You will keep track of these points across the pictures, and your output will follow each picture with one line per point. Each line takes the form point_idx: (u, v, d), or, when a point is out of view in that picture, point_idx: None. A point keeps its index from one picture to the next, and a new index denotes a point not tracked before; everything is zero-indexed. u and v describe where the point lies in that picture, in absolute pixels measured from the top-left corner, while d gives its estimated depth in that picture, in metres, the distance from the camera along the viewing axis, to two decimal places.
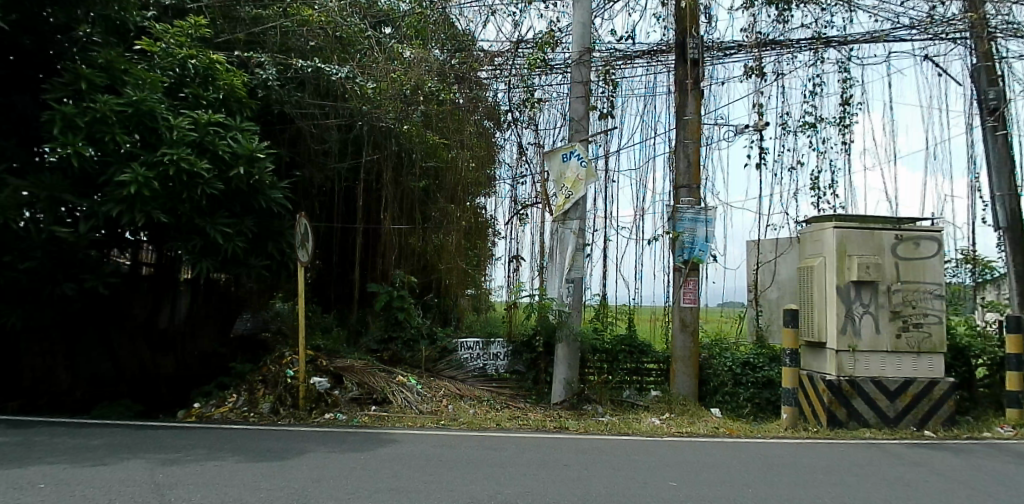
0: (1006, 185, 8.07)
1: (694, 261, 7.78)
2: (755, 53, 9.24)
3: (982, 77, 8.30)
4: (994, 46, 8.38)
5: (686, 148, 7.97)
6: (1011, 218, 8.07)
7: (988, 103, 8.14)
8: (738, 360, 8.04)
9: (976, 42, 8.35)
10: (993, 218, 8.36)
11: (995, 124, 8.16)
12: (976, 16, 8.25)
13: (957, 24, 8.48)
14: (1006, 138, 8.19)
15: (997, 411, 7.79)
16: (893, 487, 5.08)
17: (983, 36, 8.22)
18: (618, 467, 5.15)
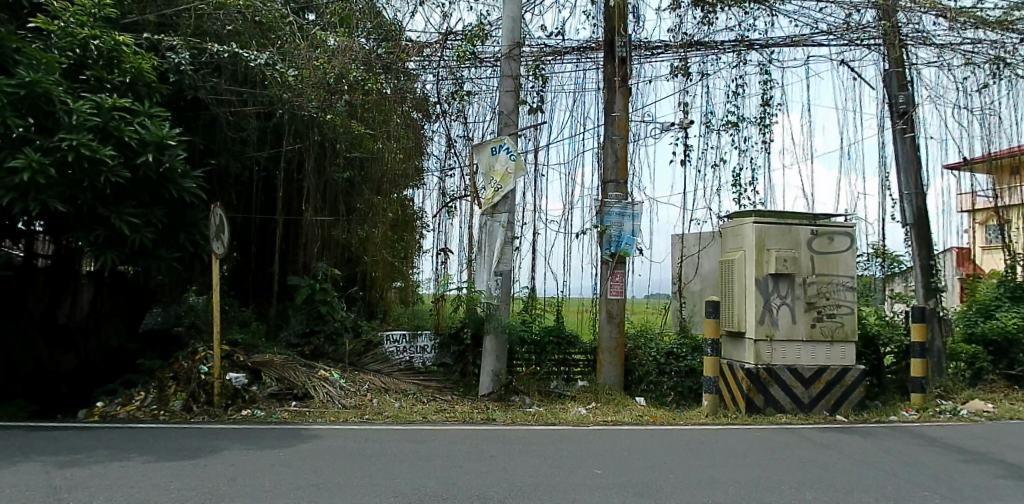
0: (914, 184, 8.67)
1: (621, 254, 7.97)
2: (681, 53, 9.51)
3: (894, 82, 8.86)
4: (905, 53, 8.95)
5: (614, 144, 8.13)
6: (918, 215, 8.68)
7: (898, 107, 8.70)
8: (662, 350, 8.28)
9: (888, 49, 8.89)
10: (901, 215, 8.98)
11: (904, 127, 8.73)
12: (888, 24, 8.77)
13: (871, 31, 8.95)
14: (914, 140, 8.77)
15: (901, 396, 8.38)
16: (797, 468, 5.38)
17: (895, 43, 8.78)
18: (543, 456, 5.23)
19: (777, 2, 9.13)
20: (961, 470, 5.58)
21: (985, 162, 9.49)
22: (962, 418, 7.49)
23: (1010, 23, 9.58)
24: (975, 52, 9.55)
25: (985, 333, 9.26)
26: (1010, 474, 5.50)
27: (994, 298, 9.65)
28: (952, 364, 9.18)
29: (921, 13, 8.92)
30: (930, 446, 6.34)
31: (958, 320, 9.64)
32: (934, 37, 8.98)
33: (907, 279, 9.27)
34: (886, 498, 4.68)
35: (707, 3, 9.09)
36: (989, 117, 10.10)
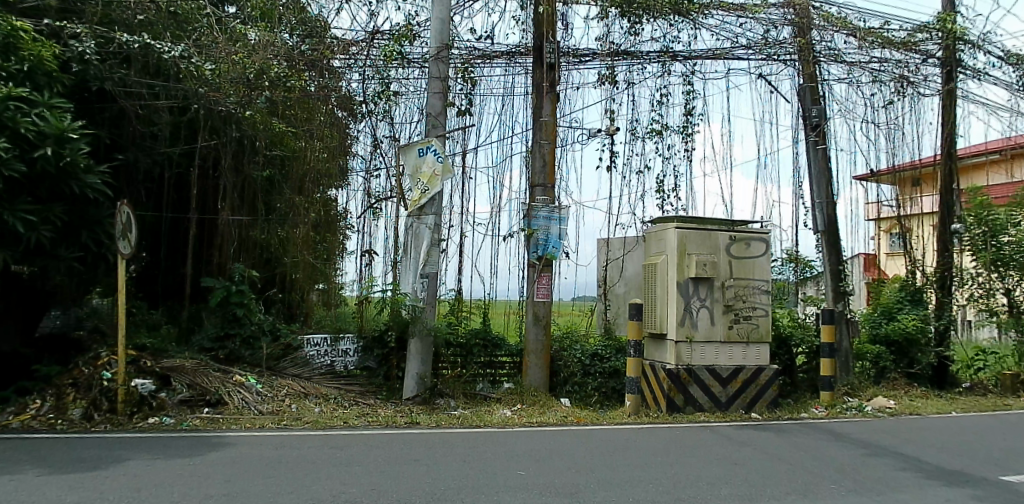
0: (824, 193, 9.31)
1: (547, 257, 8.07)
2: (608, 61, 9.74)
3: (807, 96, 9.41)
4: (818, 69, 9.53)
5: (542, 148, 8.24)
6: (828, 222, 9.31)
7: (811, 120, 9.26)
8: (587, 352, 8.44)
9: (802, 65, 9.44)
10: (812, 222, 9.58)
11: (816, 139, 9.31)
12: (803, 41, 9.31)
13: (787, 47, 9.43)
14: (826, 152, 9.34)
15: (811, 393, 8.91)
16: (710, 466, 5.60)
17: (808, 60, 9.35)
18: (466, 459, 5.25)
19: (700, 16, 9.50)
20: (860, 463, 5.96)
21: (889, 174, 10.21)
22: (866, 414, 8.05)
23: (913, 44, 10.31)
24: (882, 70, 10.24)
25: (887, 334, 10.03)
26: (907, 466, 5.93)
27: (897, 302, 10.32)
28: (858, 363, 9.83)
29: (832, 33, 9.53)
30: (835, 441, 6.75)
31: (864, 322, 10.33)
32: (845, 55, 9.59)
33: (818, 283, 9.77)
34: (794, 492, 4.94)
35: (633, 13, 9.36)
36: (894, 132, 10.85)
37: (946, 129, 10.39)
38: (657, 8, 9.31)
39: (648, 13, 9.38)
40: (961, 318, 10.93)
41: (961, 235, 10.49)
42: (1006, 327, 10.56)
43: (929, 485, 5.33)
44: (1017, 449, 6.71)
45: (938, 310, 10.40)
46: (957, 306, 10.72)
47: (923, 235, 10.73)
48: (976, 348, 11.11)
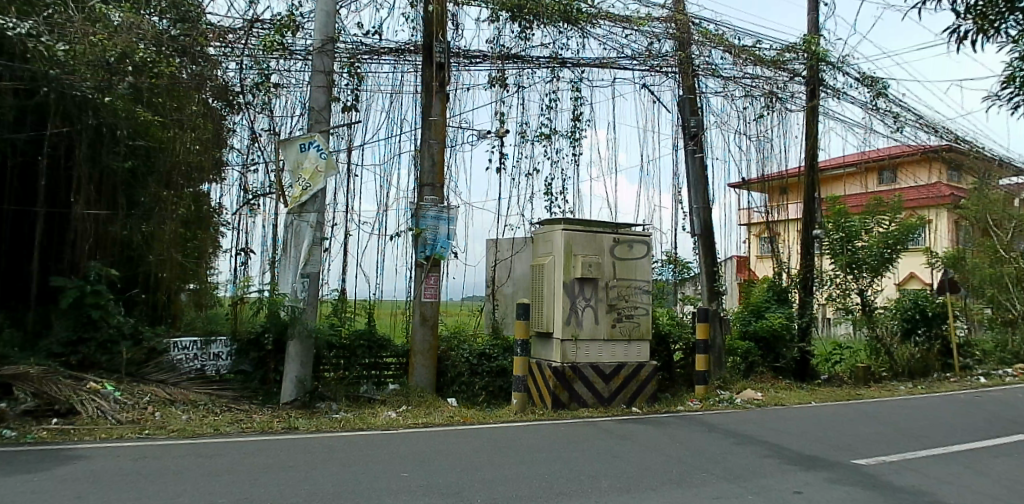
0: (701, 199, 10.03)
1: (435, 257, 8.05)
2: (498, 64, 9.86)
3: (687, 107, 10.07)
4: (697, 82, 10.19)
5: (431, 148, 8.21)
6: (704, 226, 10.03)
7: (690, 130, 9.96)
8: (475, 352, 8.46)
9: (683, 77, 10.06)
10: (690, 225, 10.27)
11: (694, 148, 10.02)
12: (683, 55, 9.91)
13: (669, 59, 9.96)
14: (702, 160, 10.07)
15: (688, 387, 9.46)
16: (590, 461, 5.80)
17: (688, 73, 9.99)
18: (349, 463, 5.14)
19: (587, 25, 9.86)
20: (728, 453, 6.40)
21: (760, 183, 11.05)
22: (736, 406, 8.65)
23: (780, 63, 11.24)
24: (754, 86, 11.06)
25: (756, 330, 10.87)
26: (772, 453, 6.45)
27: (765, 301, 11.25)
28: (730, 358, 10.59)
29: (710, 48, 10.18)
30: (706, 432, 7.21)
31: (736, 320, 11.20)
32: (721, 71, 10.29)
33: (695, 284, 10.37)
34: (669, 482, 5.23)
35: (524, 18, 9.53)
36: (763, 143, 11.76)
37: (810, 143, 11.41)
38: (546, 15, 9.54)
39: (538, 19, 9.59)
40: (822, 316, 12.12)
41: (820, 240, 11.62)
42: (859, 324, 12.18)
43: (790, 470, 5.83)
44: (864, 435, 7.49)
45: (801, 309, 11.36)
46: (818, 304, 11.85)
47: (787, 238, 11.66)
48: (835, 343, 12.27)
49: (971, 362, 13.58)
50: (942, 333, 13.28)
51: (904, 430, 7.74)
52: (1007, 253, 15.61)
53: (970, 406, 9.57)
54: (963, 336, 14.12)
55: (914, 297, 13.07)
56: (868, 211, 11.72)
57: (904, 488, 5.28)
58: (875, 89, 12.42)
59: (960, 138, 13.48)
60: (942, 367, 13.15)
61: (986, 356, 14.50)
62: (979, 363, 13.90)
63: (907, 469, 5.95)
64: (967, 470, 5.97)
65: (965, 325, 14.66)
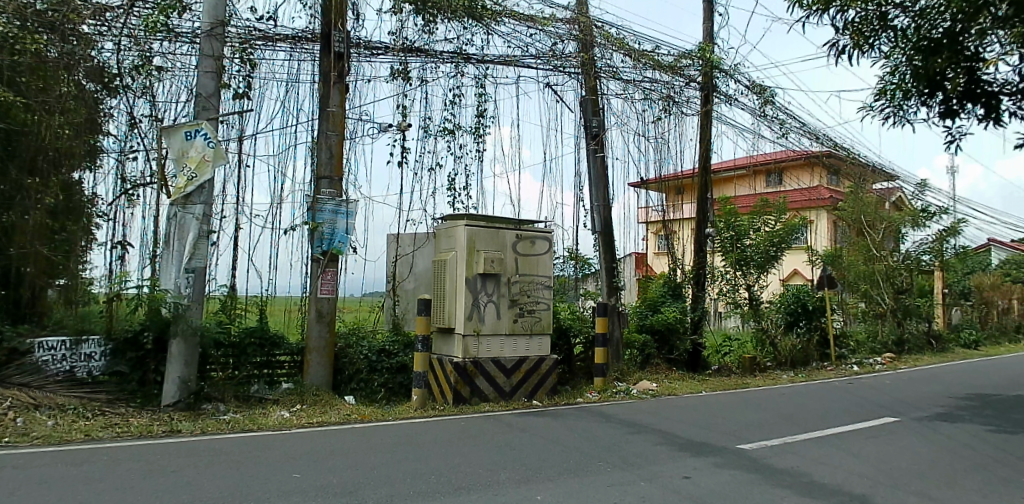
0: (601, 198, 10.43)
1: (332, 252, 7.85)
2: (401, 56, 9.74)
3: (589, 107, 10.39)
4: (599, 83, 10.53)
5: (329, 140, 8.00)
6: (604, 224, 10.44)
7: (592, 130, 10.34)
8: (374, 348, 8.31)
9: (586, 78, 10.38)
10: (591, 223, 10.63)
11: (596, 148, 10.39)
12: (586, 57, 10.20)
13: (572, 60, 10.21)
14: (603, 159, 10.45)
15: (586, 379, 9.78)
16: (488, 454, 5.87)
17: (590, 74, 10.32)
18: (236, 466, 4.95)
19: (492, 22, 9.92)
20: (624, 442, 6.67)
21: (657, 183, 11.55)
22: (631, 397, 9.05)
23: (677, 68, 11.79)
24: (652, 90, 11.55)
25: (652, 324, 11.35)
26: (663, 441, 6.79)
27: (660, 296, 11.74)
28: (628, 350, 11.11)
29: (612, 51, 10.51)
30: (602, 422, 7.48)
31: (633, 314, 11.70)
32: (621, 73, 10.67)
33: (596, 279, 10.76)
34: (565, 471, 5.41)
35: (427, 12, 9.43)
36: (661, 145, 12.29)
37: (703, 146, 12.05)
38: (451, 10, 9.51)
39: (442, 13, 9.53)
40: (713, 310, 12.60)
41: (712, 238, 12.36)
42: (747, 317, 13.05)
43: (680, 456, 6.16)
44: (748, 421, 8.03)
45: (693, 303, 11.99)
46: (710, 298, 12.45)
47: (681, 236, 12.23)
48: (724, 335, 12.89)
49: (846, 352, 15.04)
50: (820, 325, 14.62)
51: (784, 417, 8.37)
52: (879, 251, 17.56)
53: (843, 393, 10.48)
54: (839, 327, 15.55)
55: (796, 291, 14.37)
56: (756, 211, 12.47)
57: (783, 470, 5.72)
58: (764, 97, 13.29)
59: (838, 145, 14.67)
60: (821, 356, 14.46)
61: (858, 346, 15.99)
62: (852, 353, 15.39)
63: (786, 452, 6.44)
64: (838, 452, 6.54)
65: (840, 317, 16.11)
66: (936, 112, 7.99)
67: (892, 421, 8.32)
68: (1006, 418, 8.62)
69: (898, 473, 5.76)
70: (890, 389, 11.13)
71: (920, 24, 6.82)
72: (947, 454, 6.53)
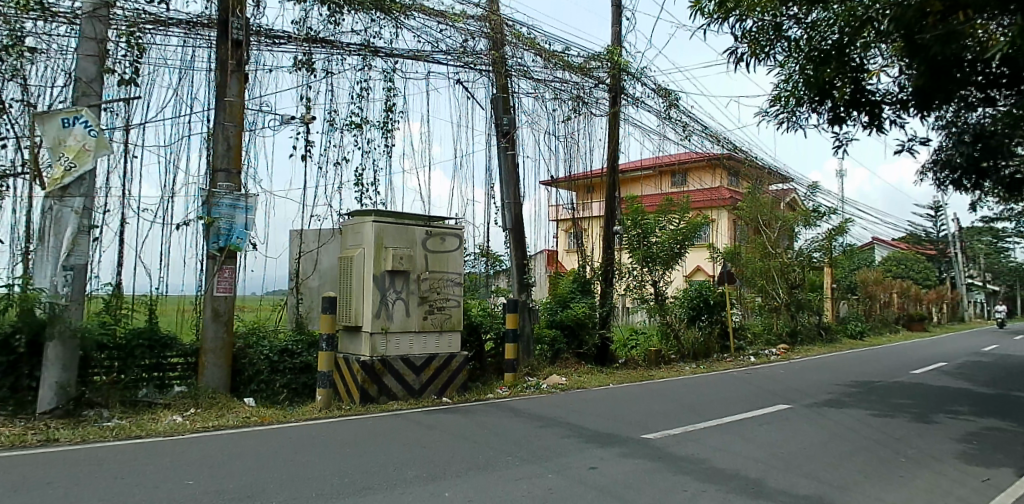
0: (512, 195, 10.58)
1: (230, 248, 7.54)
2: (305, 47, 9.45)
3: (500, 105, 10.51)
4: (509, 82, 10.65)
5: (226, 131, 7.66)
6: (515, 221, 10.63)
7: (502, 128, 10.46)
8: (275, 348, 8.00)
9: (496, 76, 10.47)
10: (502, 220, 10.79)
11: (506, 145, 10.53)
12: (496, 55, 10.28)
13: (482, 58, 10.25)
14: (514, 157, 10.60)
15: (497, 375, 9.88)
16: (394, 453, 5.83)
17: (501, 72, 10.42)
18: (122, 474, 4.68)
19: (400, 16, 9.81)
20: (534, 435, 6.82)
21: (566, 181, 11.81)
22: (541, 391, 9.22)
23: (587, 70, 12.09)
24: (562, 90, 11.80)
25: (562, 319, 11.71)
26: (571, 433, 6.98)
27: (570, 291, 12.16)
28: (538, 347, 11.27)
29: (523, 51, 10.62)
30: (512, 417, 7.61)
31: (544, 310, 11.93)
32: (532, 72, 10.83)
33: (508, 276, 10.89)
34: (473, 467, 5.46)
35: (333, 3, 9.19)
36: (570, 144, 12.58)
37: (611, 147, 12.42)
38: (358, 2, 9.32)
39: (349, 5, 9.32)
40: (621, 305, 13.18)
41: (621, 236, 12.79)
42: (653, 312, 13.50)
43: (587, 447, 6.37)
44: (651, 412, 8.39)
45: (601, 299, 12.26)
46: (617, 294, 12.95)
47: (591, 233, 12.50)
48: (631, 329, 13.48)
49: (743, 344, 16.04)
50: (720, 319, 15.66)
51: (686, 406, 8.81)
52: (773, 249, 18.74)
53: (741, 383, 11.15)
54: (737, 320, 16.50)
55: (699, 287, 15.13)
56: (661, 210, 12.99)
57: (684, 457, 6.04)
58: (669, 100, 13.88)
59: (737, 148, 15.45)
60: (721, 348, 15.31)
61: (754, 338, 17.10)
62: (749, 344, 16.42)
63: (686, 440, 6.79)
64: (734, 438, 6.97)
65: (739, 312, 17.15)
66: (824, 118, 8.61)
67: (783, 407, 8.93)
68: (884, 402, 9.45)
69: (788, 456, 6.20)
70: (782, 378, 11.96)
71: (811, 35, 7.26)
72: (831, 437, 7.09)
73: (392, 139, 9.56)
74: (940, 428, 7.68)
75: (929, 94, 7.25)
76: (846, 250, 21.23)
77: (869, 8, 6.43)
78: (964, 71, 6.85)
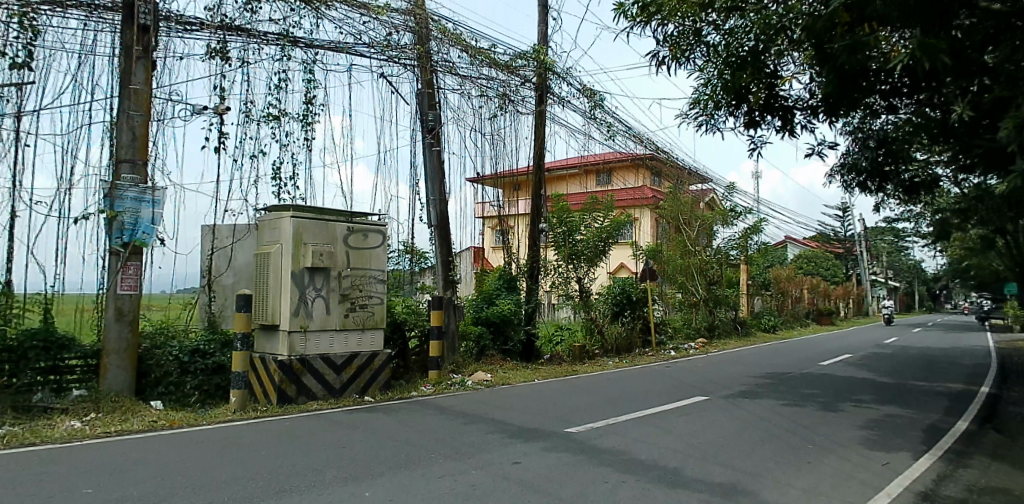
0: (437, 192, 10.55)
1: (135, 244, 7.16)
2: (218, 35, 9.07)
3: (425, 100, 10.47)
4: (435, 77, 10.60)
5: (131, 120, 7.25)
6: (440, 217, 10.60)
7: (428, 124, 10.43)
8: (185, 348, 7.64)
9: (421, 71, 10.39)
10: (427, 217, 10.74)
11: (432, 141, 10.52)
12: (421, 50, 10.17)
13: (408, 52, 10.13)
14: (440, 153, 10.60)
15: (421, 373, 9.84)
16: (313, 454, 5.72)
17: (426, 68, 10.34)
18: (12, 484, 4.37)
19: (321, 6, 9.57)
20: (459, 432, 6.84)
21: (493, 178, 11.89)
22: (466, 388, 9.25)
23: (513, 68, 12.15)
24: (489, 87, 11.84)
25: (487, 316, 11.71)
26: (496, 429, 7.05)
27: (496, 289, 12.11)
28: (464, 343, 11.37)
29: (448, 46, 10.57)
30: (437, 415, 7.60)
31: (468, 307, 11.88)
32: (457, 69, 10.81)
33: (433, 273, 10.87)
34: (396, 466, 5.44)
35: None
36: (496, 142, 12.64)
37: (537, 145, 12.58)
38: None
39: None
40: (547, 301, 13.33)
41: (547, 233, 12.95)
42: (578, 308, 13.72)
43: (511, 443, 6.45)
44: (574, 406, 8.58)
45: (527, 295, 12.52)
46: (543, 291, 13.15)
47: (518, 230, 12.63)
48: (557, 325, 13.57)
49: (664, 338, 16.65)
50: (642, 314, 16.17)
51: (607, 400, 9.06)
52: (693, 247, 19.49)
53: (661, 376, 11.58)
54: (659, 316, 17.11)
55: (623, 284, 15.59)
56: (587, 208, 13.24)
57: (605, 450, 6.22)
58: (593, 101, 14.18)
59: (659, 148, 16.10)
60: (643, 342, 15.81)
61: (674, 333, 17.81)
62: (669, 339, 17.07)
63: (606, 433, 6.99)
64: (652, 429, 7.24)
65: (661, 308, 17.80)
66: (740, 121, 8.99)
67: (700, 399, 9.33)
68: (793, 392, 10.04)
69: (706, 445, 6.52)
70: (700, 371, 12.49)
71: (728, 41, 7.59)
72: (742, 427, 7.47)
73: (312, 132, 9.31)
74: (843, 416, 8.23)
75: (837, 102, 7.58)
76: (760, 248, 22.34)
77: (783, 17, 6.76)
78: (870, 79, 7.17)
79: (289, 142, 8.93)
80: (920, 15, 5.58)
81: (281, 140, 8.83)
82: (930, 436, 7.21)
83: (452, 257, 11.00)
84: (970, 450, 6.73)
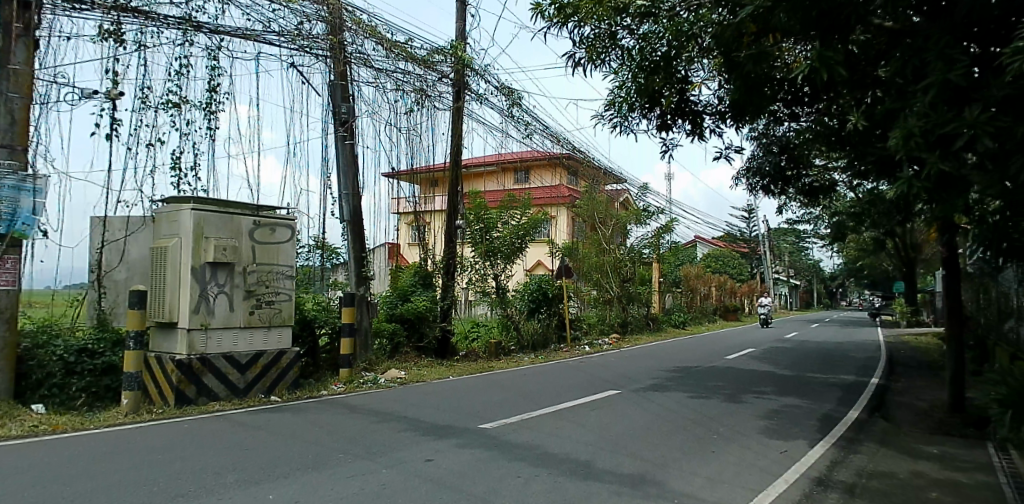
0: (351, 186, 10.29)
1: (14, 236, 6.58)
2: (112, 15, 8.46)
3: (338, 92, 10.25)
4: (348, 69, 10.35)
5: (10, 102, 6.66)
6: (353, 213, 10.35)
7: (340, 116, 10.21)
8: (71, 347, 7.13)
9: (334, 62, 10.11)
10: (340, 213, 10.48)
11: (344, 134, 10.29)
12: (334, 40, 9.88)
13: (320, 42, 9.82)
14: (352, 148, 10.37)
15: (332, 371, 9.62)
16: (215, 457, 5.48)
17: (339, 59, 10.07)
18: None
19: None
20: (371, 431, 6.74)
21: (408, 174, 11.72)
22: (378, 386, 9.10)
23: (430, 63, 12.04)
24: (404, 81, 11.68)
25: (401, 313, 11.58)
26: (409, 427, 7.00)
27: (411, 285, 12.02)
28: (377, 340, 11.23)
29: (363, 38, 10.31)
30: (348, 413, 7.45)
31: (383, 304, 11.77)
32: (372, 61, 10.60)
33: (345, 270, 10.67)
34: (304, 467, 5.29)
35: None
36: (412, 137, 12.51)
37: (454, 141, 12.54)
38: None
39: None
40: (464, 298, 13.29)
41: (463, 229, 12.95)
42: (494, 305, 13.79)
43: (424, 440, 6.43)
44: (487, 402, 8.64)
45: (443, 292, 12.41)
46: (460, 287, 13.07)
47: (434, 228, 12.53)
48: (473, 323, 13.70)
49: (579, 334, 17.06)
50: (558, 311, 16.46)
51: (521, 395, 9.20)
52: (607, 245, 20.03)
53: (575, 371, 11.87)
54: (574, 312, 17.50)
55: (539, 280, 15.86)
56: (503, 205, 13.36)
57: (519, 444, 6.31)
58: (512, 99, 14.30)
59: (575, 148, 16.44)
60: (558, 338, 16.12)
61: (588, 328, 18.33)
62: (584, 335, 17.52)
63: (519, 428, 7.10)
64: (563, 423, 7.42)
65: (576, 304, 18.22)
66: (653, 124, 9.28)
67: (611, 393, 9.63)
68: (699, 385, 10.55)
69: (616, 438, 6.73)
70: (613, 365, 12.89)
71: (642, 45, 7.84)
72: (648, 419, 7.78)
73: (215, 121, 8.85)
74: (743, 407, 8.72)
75: (743, 108, 7.94)
76: (671, 247, 23.24)
77: (695, 24, 7.36)
78: (772, 87, 7.54)
79: (191, 131, 8.48)
80: (819, 28, 5.96)
81: (181, 128, 8.38)
82: (823, 425, 7.76)
83: (366, 253, 10.72)
84: (859, 438, 7.29)
